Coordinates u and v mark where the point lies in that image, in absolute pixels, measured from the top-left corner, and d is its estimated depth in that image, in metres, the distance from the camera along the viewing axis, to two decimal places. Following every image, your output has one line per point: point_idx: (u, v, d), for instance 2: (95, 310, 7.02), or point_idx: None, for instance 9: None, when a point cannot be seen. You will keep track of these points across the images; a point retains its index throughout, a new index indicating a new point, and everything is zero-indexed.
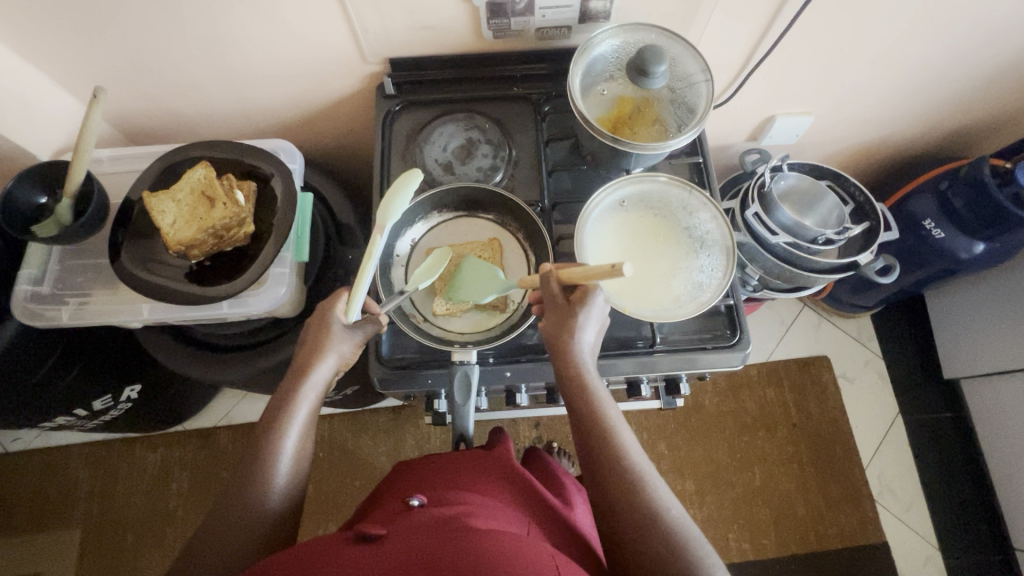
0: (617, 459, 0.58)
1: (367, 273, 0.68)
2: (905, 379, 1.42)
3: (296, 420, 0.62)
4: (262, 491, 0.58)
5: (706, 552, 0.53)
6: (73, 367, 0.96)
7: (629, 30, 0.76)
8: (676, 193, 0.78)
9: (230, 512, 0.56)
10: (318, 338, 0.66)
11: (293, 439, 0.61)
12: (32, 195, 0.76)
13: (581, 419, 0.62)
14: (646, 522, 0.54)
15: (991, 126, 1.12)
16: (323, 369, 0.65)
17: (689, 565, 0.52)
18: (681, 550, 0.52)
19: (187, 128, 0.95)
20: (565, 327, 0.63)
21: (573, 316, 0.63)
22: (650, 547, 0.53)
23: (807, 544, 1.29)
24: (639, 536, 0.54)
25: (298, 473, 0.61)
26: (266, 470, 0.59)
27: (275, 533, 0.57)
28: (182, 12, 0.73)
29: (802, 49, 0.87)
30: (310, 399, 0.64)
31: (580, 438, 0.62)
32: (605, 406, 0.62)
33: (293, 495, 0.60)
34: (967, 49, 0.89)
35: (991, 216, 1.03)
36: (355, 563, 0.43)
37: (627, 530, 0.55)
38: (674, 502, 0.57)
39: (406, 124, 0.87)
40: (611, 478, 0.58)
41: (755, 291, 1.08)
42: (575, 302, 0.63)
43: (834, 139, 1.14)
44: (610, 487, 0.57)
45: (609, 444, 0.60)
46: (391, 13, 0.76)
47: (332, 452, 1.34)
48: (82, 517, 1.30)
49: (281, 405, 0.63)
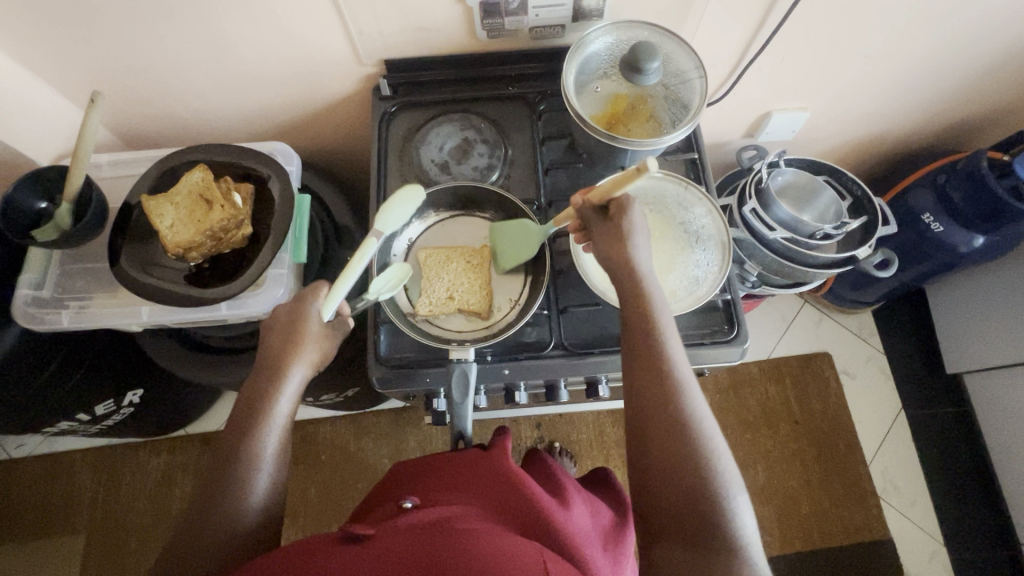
0: (661, 366, 0.58)
1: (352, 273, 0.67)
2: (909, 374, 1.42)
3: (277, 415, 0.63)
4: (244, 492, 0.58)
5: (728, 471, 0.54)
6: (75, 371, 0.97)
7: (622, 28, 0.77)
8: (673, 189, 0.77)
9: (218, 512, 0.56)
10: (292, 333, 0.66)
11: (273, 439, 0.61)
12: (31, 200, 0.77)
13: (636, 321, 0.61)
14: (679, 432, 0.55)
15: (989, 119, 1.11)
16: (300, 366, 0.65)
17: (711, 483, 0.53)
18: (707, 465, 0.54)
19: (184, 133, 0.96)
20: (619, 240, 0.62)
21: (621, 228, 0.62)
22: (678, 452, 0.54)
23: (811, 541, 1.29)
24: (666, 441, 0.55)
25: (281, 474, 0.62)
26: (246, 471, 0.59)
27: (260, 534, 0.58)
28: (177, 16, 0.73)
29: (797, 44, 0.87)
30: (290, 396, 0.64)
31: (627, 338, 0.61)
32: (659, 315, 0.61)
33: (276, 496, 0.60)
34: (962, 41, 0.89)
35: (990, 209, 1.03)
36: (338, 562, 0.43)
37: (658, 431, 0.56)
38: (709, 418, 0.57)
39: (403, 125, 0.88)
40: (653, 385, 0.58)
41: (754, 287, 1.08)
42: (614, 213, 0.63)
43: (830, 134, 1.14)
44: (652, 392, 0.57)
45: (654, 352, 0.59)
46: (385, 14, 0.76)
47: (335, 454, 1.35)
48: (86, 523, 1.30)
49: (258, 402, 0.63)
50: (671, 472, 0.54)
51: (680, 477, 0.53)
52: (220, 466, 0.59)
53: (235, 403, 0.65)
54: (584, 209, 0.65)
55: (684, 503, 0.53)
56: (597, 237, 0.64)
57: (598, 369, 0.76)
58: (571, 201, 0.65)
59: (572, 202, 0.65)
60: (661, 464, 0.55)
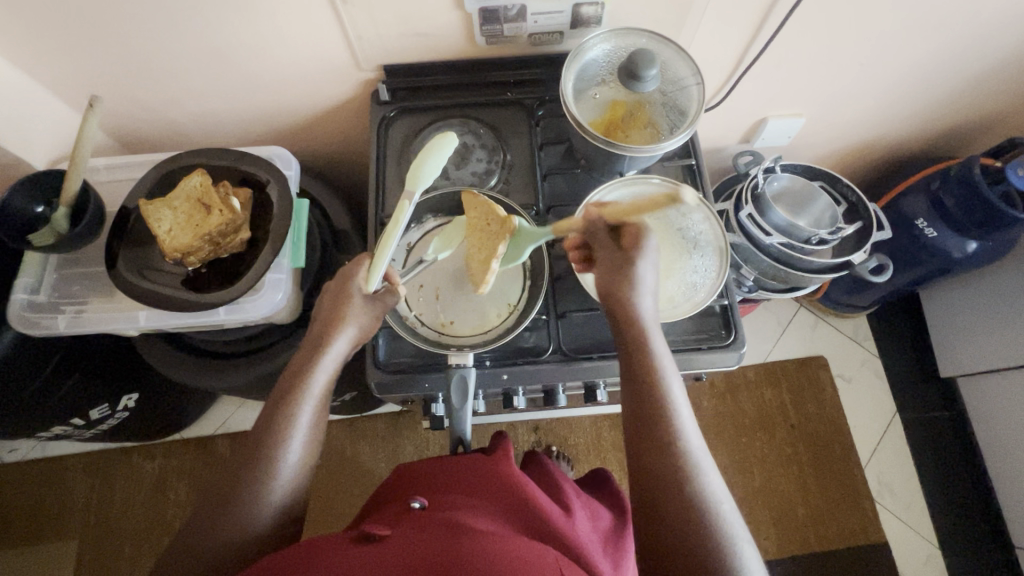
0: (662, 414, 0.58)
1: (392, 242, 0.67)
2: (903, 378, 1.43)
3: (312, 392, 0.64)
4: (276, 466, 0.59)
5: (733, 522, 0.54)
6: (70, 375, 0.96)
7: (620, 35, 0.78)
8: (669, 195, 0.79)
9: (250, 490, 0.58)
10: (334, 309, 0.67)
11: (305, 422, 0.62)
12: (28, 205, 0.76)
13: (636, 372, 0.61)
14: (683, 485, 0.55)
15: (981, 126, 1.13)
16: (339, 342, 0.66)
17: (717, 538, 0.53)
18: (712, 518, 0.53)
19: (182, 137, 0.96)
20: (620, 287, 0.62)
21: (629, 267, 0.63)
22: (679, 504, 0.54)
23: (807, 544, 1.30)
24: (671, 495, 0.55)
25: (311, 450, 0.63)
26: (279, 447, 0.60)
27: (288, 512, 0.59)
28: (175, 19, 0.73)
29: (792, 51, 0.88)
30: (326, 370, 0.65)
31: (629, 386, 0.61)
32: (664, 365, 0.61)
33: (305, 473, 0.62)
34: (955, 50, 0.90)
35: (982, 214, 1.04)
36: (358, 559, 0.44)
37: (663, 486, 0.55)
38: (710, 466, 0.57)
39: (401, 130, 0.88)
40: (655, 434, 0.58)
41: (750, 292, 1.09)
42: (630, 242, 0.63)
43: (825, 141, 1.15)
44: (654, 444, 0.57)
45: (650, 383, 0.60)
46: (385, 20, 0.77)
47: (331, 459, 1.34)
48: (79, 528, 1.30)
49: (295, 378, 0.64)
50: (681, 528, 0.53)
51: (684, 530, 0.53)
52: (243, 458, 0.60)
53: (276, 383, 0.66)
54: (595, 223, 0.64)
55: (694, 559, 0.52)
56: (602, 261, 0.64)
57: (595, 374, 0.77)
58: (581, 216, 0.64)
59: (587, 212, 0.64)
60: (668, 515, 0.54)
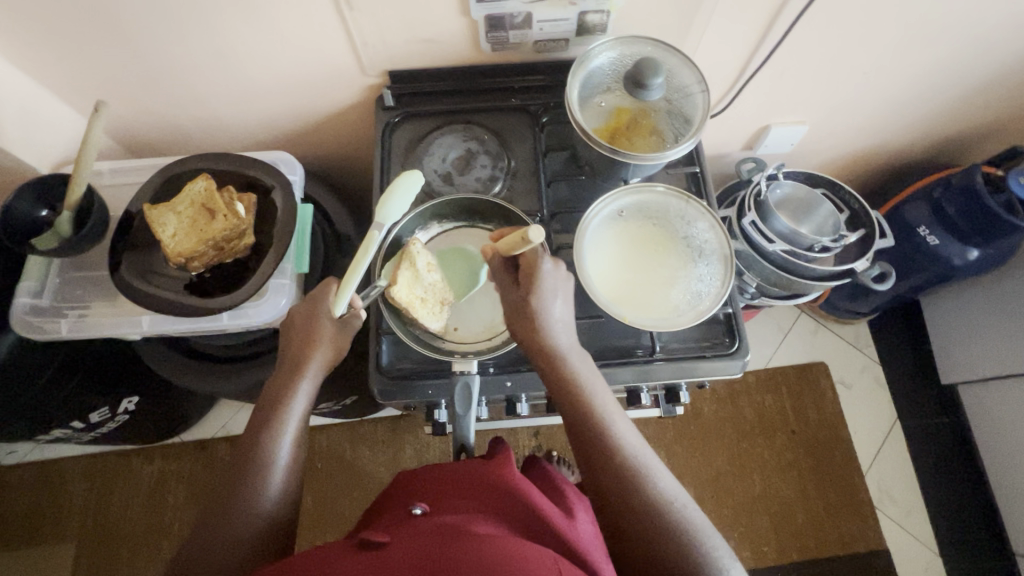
0: (602, 436, 0.61)
1: (360, 267, 0.65)
2: (903, 384, 1.43)
3: (293, 411, 0.64)
4: (263, 481, 0.59)
5: (695, 515, 0.58)
6: (71, 378, 0.96)
7: (626, 43, 0.78)
8: (674, 203, 0.79)
9: (239, 504, 0.57)
10: (308, 333, 0.67)
11: (288, 439, 0.62)
12: (32, 209, 0.76)
13: (568, 401, 0.63)
14: (638, 493, 0.58)
15: (982, 135, 1.13)
16: (315, 364, 0.66)
17: (681, 534, 0.55)
18: (674, 518, 0.56)
19: (186, 140, 0.96)
20: (532, 325, 0.65)
21: (533, 302, 0.64)
22: (637, 512, 0.57)
23: (807, 551, 1.29)
24: (627, 505, 0.58)
25: (299, 463, 0.63)
26: (264, 463, 0.60)
27: (275, 531, 0.58)
28: (182, 25, 0.73)
29: (797, 59, 0.88)
30: (305, 391, 0.65)
31: (566, 416, 0.64)
32: (593, 390, 0.64)
33: (291, 493, 0.61)
34: (958, 60, 0.90)
35: (983, 223, 1.05)
36: (359, 567, 0.43)
37: (620, 498, 0.58)
38: (660, 471, 0.60)
39: (405, 135, 0.87)
40: (601, 453, 0.61)
41: (753, 298, 1.09)
42: (524, 277, 0.65)
43: (827, 148, 1.15)
44: (603, 462, 0.60)
45: (584, 407, 0.63)
46: (390, 26, 0.77)
47: (331, 463, 1.34)
48: (77, 531, 1.29)
49: (276, 400, 0.64)
50: (645, 532, 0.56)
51: (648, 531, 0.56)
52: (231, 472, 0.60)
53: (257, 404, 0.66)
54: (492, 260, 0.68)
55: (662, 559, 0.54)
56: (508, 295, 0.67)
57: None
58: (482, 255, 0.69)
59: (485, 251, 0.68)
60: (630, 523, 0.57)
